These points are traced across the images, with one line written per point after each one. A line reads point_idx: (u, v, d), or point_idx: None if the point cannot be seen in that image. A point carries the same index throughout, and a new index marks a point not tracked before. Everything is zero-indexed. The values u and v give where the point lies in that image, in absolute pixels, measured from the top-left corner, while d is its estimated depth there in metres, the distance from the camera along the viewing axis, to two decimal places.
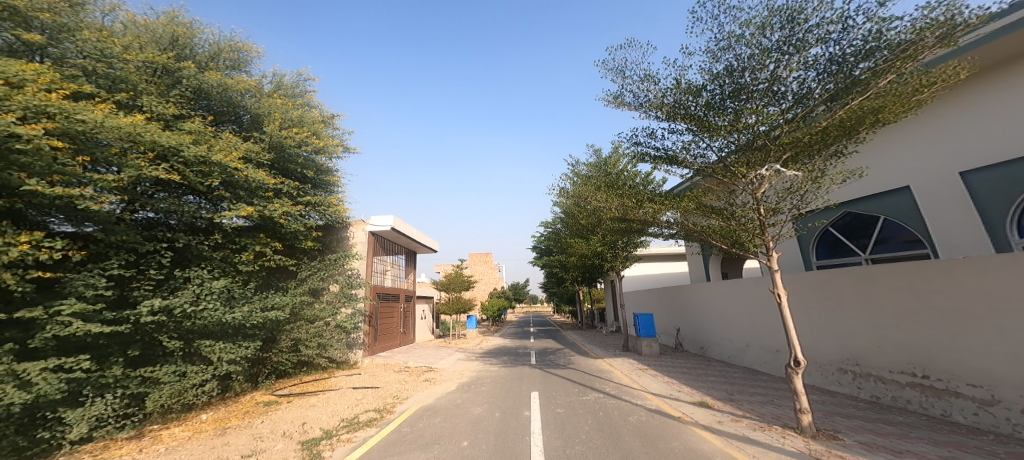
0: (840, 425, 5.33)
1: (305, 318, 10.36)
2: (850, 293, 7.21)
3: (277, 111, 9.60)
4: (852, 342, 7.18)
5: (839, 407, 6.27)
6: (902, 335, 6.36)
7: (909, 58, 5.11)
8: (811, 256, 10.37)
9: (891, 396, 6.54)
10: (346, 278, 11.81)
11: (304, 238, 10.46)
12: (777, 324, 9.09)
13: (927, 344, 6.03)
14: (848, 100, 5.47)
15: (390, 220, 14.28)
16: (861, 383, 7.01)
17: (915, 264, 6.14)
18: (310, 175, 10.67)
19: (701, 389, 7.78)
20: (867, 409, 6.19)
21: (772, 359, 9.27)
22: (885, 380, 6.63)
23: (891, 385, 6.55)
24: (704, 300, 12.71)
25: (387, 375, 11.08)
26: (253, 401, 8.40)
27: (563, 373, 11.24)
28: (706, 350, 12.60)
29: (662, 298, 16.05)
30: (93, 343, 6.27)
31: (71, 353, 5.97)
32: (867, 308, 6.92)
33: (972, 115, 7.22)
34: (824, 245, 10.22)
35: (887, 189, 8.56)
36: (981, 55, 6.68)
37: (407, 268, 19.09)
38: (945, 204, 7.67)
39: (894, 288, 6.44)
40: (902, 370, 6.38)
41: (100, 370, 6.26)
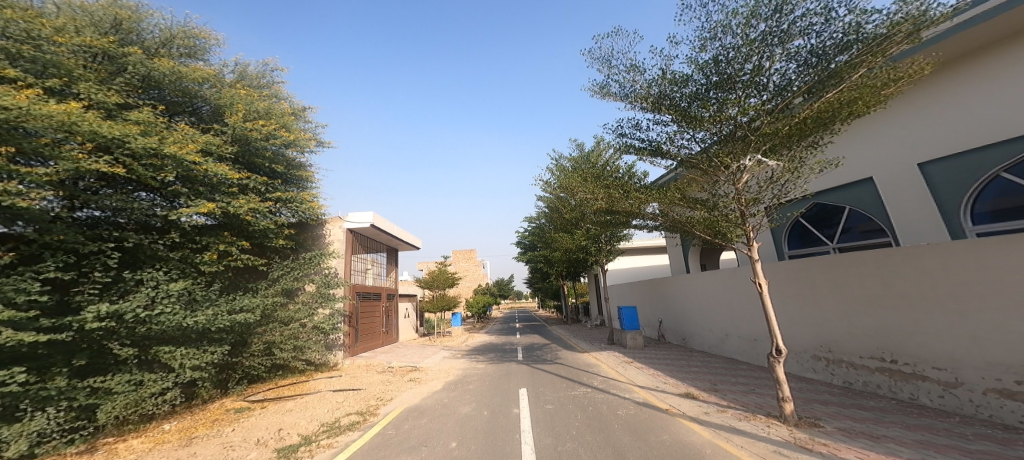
0: (819, 412, 5.35)
1: (279, 321, 10.01)
2: (821, 282, 7.28)
3: (239, 102, 9.17)
4: (824, 329, 7.27)
5: (816, 394, 6.32)
6: (870, 321, 6.45)
7: (881, 53, 5.11)
8: (783, 247, 10.46)
9: (862, 381, 6.64)
10: (323, 277, 11.40)
11: (274, 235, 10.05)
12: (754, 313, 9.17)
13: (894, 329, 6.12)
14: (824, 94, 5.42)
15: (370, 217, 13.95)
16: (834, 369, 7.10)
17: (881, 252, 6.21)
18: (280, 171, 10.24)
19: (686, 381, 7.74)
20: (842, 395, 6.26)
21: (750, 348, 9.36)
22: (856, 366, 6.72)
23: (862, 370, 6.65)
24: (684, 291, 12.80)
25: (369, 376, 10.78)
26: (223, 409, 8.01)
27: (550, 368, 11.12)
28: (688, 341, 12.70)
29: (645, 290, 16.15)
30: (31, 353, 5.91)
31: (4, 366, 5.63)
32: (837, 296, 6.99)
33: (930, 109, 7.34)
34: (794, 235, 10.30)
35: (855, 181, 8.64)
36: (940, 51, 6.75)
37: (389, 266, 18.72)
38: (906, 195, 7.80)
39: (863, 275, 6.51)
40: (872, 356, 6.47)
41: (41, 382, 5.93)
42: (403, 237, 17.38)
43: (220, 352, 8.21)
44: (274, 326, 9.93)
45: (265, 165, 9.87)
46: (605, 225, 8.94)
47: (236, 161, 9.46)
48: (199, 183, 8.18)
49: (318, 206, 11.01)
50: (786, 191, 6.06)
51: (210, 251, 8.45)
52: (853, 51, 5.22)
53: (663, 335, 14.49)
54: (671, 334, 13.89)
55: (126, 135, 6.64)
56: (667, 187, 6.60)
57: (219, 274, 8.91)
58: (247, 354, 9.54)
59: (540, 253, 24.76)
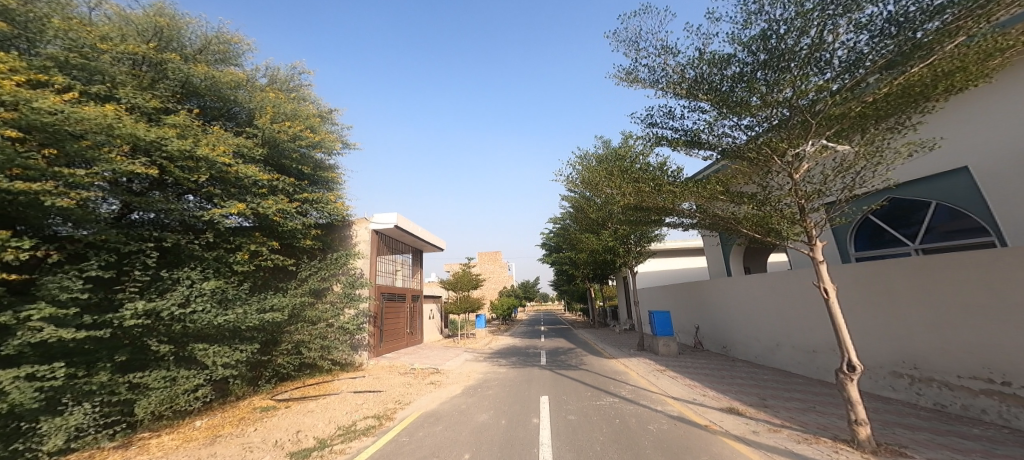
0: (905, 439, 4.63)
1: (307, 320, 9.92)
2: (904, 289, 6.38)
3: (269, 105, 9.16)
4: (908, 343, 6.34)
5: (901, 418, 5.54)
6: (972, 335, 5.51)
7: (985, 17, 4.30)
8: (849, 247, 9.39)
9: (961, 405, 5.66)
10: (348, 278, 11.31)
11: (303, 236, 10.02)
12: (812, 321, 8.31)
13: (1006, 345, 5.17)
14: (907, 68, 4.71)
15: (394, 217, 13.76)
16: (922, 389, 6.17)
17: (987, 254, 5.32)
18: (307, 172, 10.20)
19: (729, 393, 7.13)
20: (933, 419, 5.44)
21: (808, 361, 8.47)
22: (952, 386, 5.77)
23: (959, 392, 5.68)
24: (726, 296, 11.95)
25: (392, 378, 10.57)
26: (251, 407, 7.92)
27: (577, 374, 10.60)
28: (729, 349, 11.85)
29: (680, 295, 15.31)
30: (78, 349, 5.87)
31: (54, 360, 5.58)
32: (926, 305, 6.08)
33: None
34: (862, 234, 9.28)
35: (943, 171, 7.43)
36: None
37: (415, 268, 18.66)
38: (1012, 186, 6.51)
39: (961, 282, 5.61)
40: (975, 376, 5.51)
41: (87, 376, 5.87)
42: (428, 237, 17.20)
43: (252, 350, 8.08)
44: (301, 325, 9.82)
45: (292, 168, 9.85)
46: (635, 224, 8.39)
47: (265, 162, 9.46)
48: (231, 183, 8.13)
49: (344, 207, 10.94)
50: (859, 183, 5.31)
51: (242, 251, 8.40)
52: (947, 16, 4.45)
53: (700, 342, 13.67)
54: (710, 342, 13.04)
55: (162, 138, 6.57)
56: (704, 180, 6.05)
57: (251, 276, 8.82)
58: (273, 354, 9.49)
59: (567, 255, 24.14)
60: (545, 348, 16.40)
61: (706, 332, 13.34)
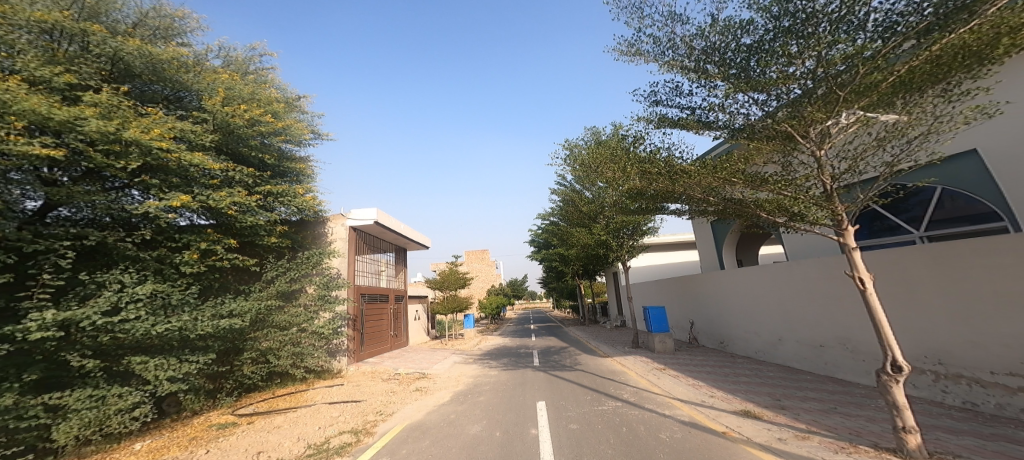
0: (952, 445, 4.11)
1: (276, 325, 9.10)
2: (926, 278, 5.90)
3: (221, 87, 8.31)
4: (932, 337, 5.90)
5: (932, 418, 5.05)
6: (1007, 328, 5.07)
7: None
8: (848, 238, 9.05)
9: (994, 403, 5.24)
10: (321, 278, 10.47)
11: (267, 233, 9.15)
12: (817, 314, 7.87)
13: None
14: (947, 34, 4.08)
15: (373, 213, 12.92)
16: (948, 386, 5.74)
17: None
18: (270, 162, 9.30)
19: (739, 394, 6.67)
20: (971, 421, 4.95)
21: (813, 356, 8.02)
22: (985, 383, 5.34)
23: (993, 390, 5.26)
24: (721, 289, 11.53)
25: (373, 385, 9.77)
26: (205, 426, 7.03)
27: (571, 376, 10.01)
28: (727, 345, 11.42)
29: (673, 289, 14.87)
30: None
31: None
32: (952, 296, 5.62)
33: None
34: (861, 224, 8.93)
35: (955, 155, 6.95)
36: None
37: (398, 266, 17.81)
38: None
39: (995, 269, 5.14)
40: (1012, 372, 5.07)
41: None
42: (410, 234, 16.37)
43: (204, 359, 7.27)
44: (268, 331, 8.96)
45: (252, 159, 8.98)
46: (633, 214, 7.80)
47: (220, 151, 8.52)
48: (174, 174, 7.29)
49: (314, 201, 10.12)
50: (895, 159, 4.79)
51: (191, 251, 7.56)
52: None
53: (694, 338, 13.26)
54: (706, 337, 12.62)
55: (78, 117, 5.79)
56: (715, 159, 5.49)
57: (205, 278, 7.98)
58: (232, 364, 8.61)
59: (555, 251, 23.58)
60: (535, 348, 15.76)
61: (701, 327, 12.93)
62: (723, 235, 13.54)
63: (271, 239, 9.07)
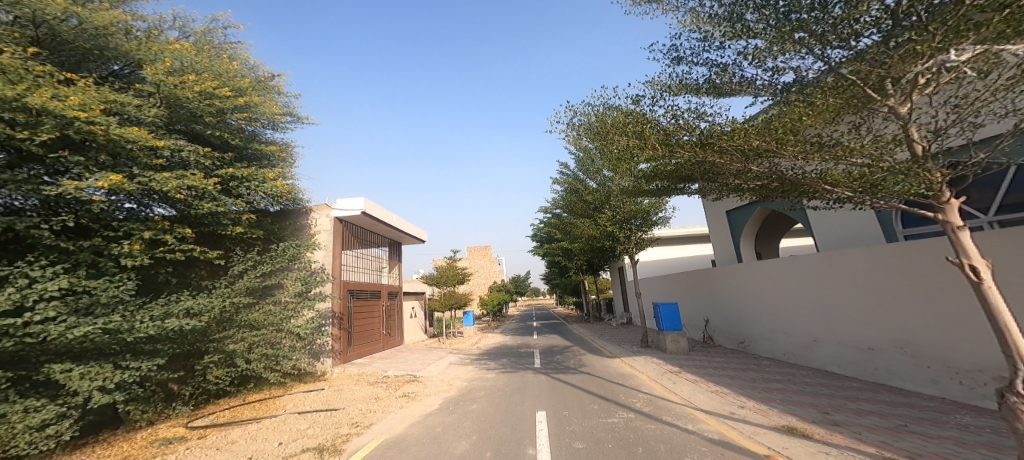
0: None
1: (245, 325, 8.16)
2: None
3: (167, 56, 7.29)
4: None
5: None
6: None
7: None
8: (895, 225, 7.71)
9: None
10: (298, 273, 9.51)
11: (230, 222, 8.16)
12: (866, 313, 6.91)
13: None
14: None
15: (361, 203, 11.93)
16: None
17: None
18: (235, 143, 8.28)
19: (774, 405, 5.87)
20: None
21: (861, 361, 7.08)
22: None
23: None
24: (743, 284, 10.55)
25: (355, 390, 8.83)
26: (145, 441, 5.99)
27: (575, 379, 9.10)
28: (748, 345, 10.45)
29: (685, 284, 13.92)
30: None
31: None
32: None
33: None
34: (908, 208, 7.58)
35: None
36: None
37: (393, 261, 16.93)
38: None
39: None
40: None
41: None
42: (403, 226, 15.39)
43: (145, 366, 6.16)
44: (235, 330, 7.98)
45: (216, 140, 8.02)
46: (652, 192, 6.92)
47: (176, 129, 7.56)
48: (101, 148, 6.16)
49: (288, 187, 9.16)
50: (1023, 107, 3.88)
51: (131, 241, 6.46)
52: None
53: (709, 337, 12.30)
54: (722, 336, 11.67)
55: None
56: (759, 120, 5.07)
57: (148, 270, 6.92)
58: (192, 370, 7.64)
59: (559, 245, 22.56)
60: (537, 347, 14.79)
61: (717, 325, 11.97)
62: (741, 225, 12.54)
63: (235, 229, 8.11)
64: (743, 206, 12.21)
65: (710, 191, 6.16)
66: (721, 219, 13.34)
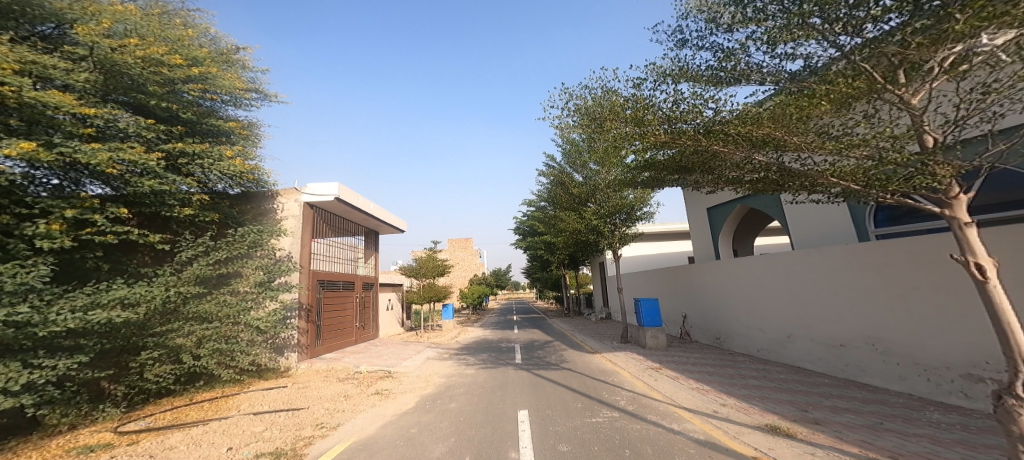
0: None
1: (193, 318, 7.51)
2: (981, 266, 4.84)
3: (107, 17, 6.49)
4: (984, 337, 4.83)
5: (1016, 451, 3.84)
6: None
7: None
8: (867, 224, 7.59)
9: None
10: (258, 261, 8.86)
11: (179, 204, 7.55)
12: (839, 310, 6.78)
13: None
14: None
15: (334, 188, 11.32)
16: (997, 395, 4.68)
17: None
18: (187, 117, 7.55)
19: (756, 403, 5.52)
20: None
21: (831, 357, 6.97)
22: None
23: None
24: (721, 280, 10.42)
25: (322, 387, 8.26)
26: (61, 449, 5.12)
27: (557, 376, 8.77)
28: (724, 341, 10.35)
29: (664, 279, 13.85)
30: None
31: None
32: None
33: None
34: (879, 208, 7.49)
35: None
36: None
37: (369, 251, 16.29)
38: None
39: None
40: None
41: None
42: (381, 215, 14.74)
43: (63, 364, 5.51)
44: (183, 323, 7.32)
45: (163, 113, 7.25)
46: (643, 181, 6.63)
47: (116, 99, 6.77)
48: (12, 113, 5.45)
49: (247, 168, 8.50)
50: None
51: (49, 221, 5.80)
52: None
53: (686, 332, 12.23)
54: (699, 332, 11.58)
55: None
56: (758, 108, 4.79)
57: (73, 255, 6.25)
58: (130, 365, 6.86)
59: (542, 238, 22.27)
60: (517, 342, 14.45)
61: (694, 321, 11.88)
62: (720, 222, 12.44)
63: (184, 211, 7.48)
64: (723, 203, 12.12)
65: (703, 183, 5.87)
66: (701, 216, 13.25)
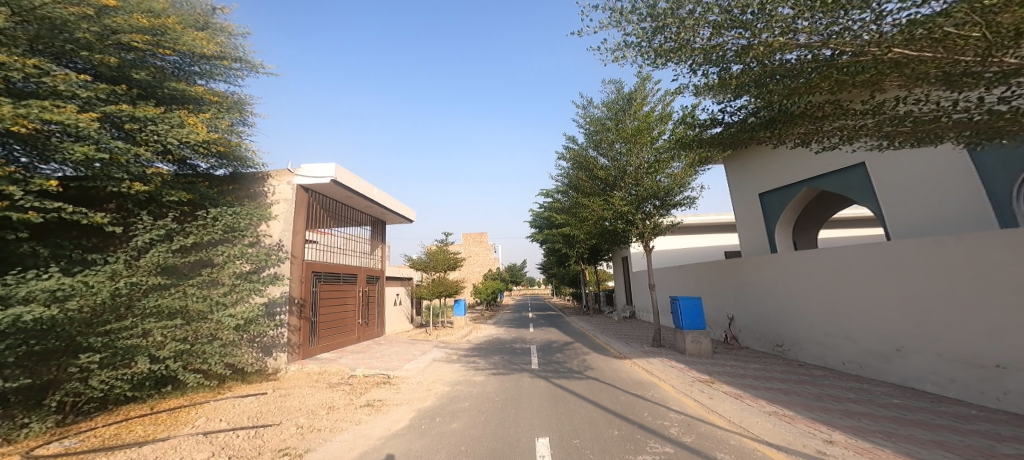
0: None
1: (153, 313, 6.38)
2: None
3: None
4: None
5: None
6: None
7: None
8: (1014, 204, 6.03)
9: None
10: (231, 247, 7.68)
11: (132, 179, 6.38)
12: (977, 314, 5.11)
13: None
14: None
15: (331, 169, 10.06)
16: None
17: None
18: (139, 78, 6.51)
19: (879, 442, 3.94)
20: None
21: (973, 382, 5.17)
22: None
23: None
24: (788, 277, 8.67)
25: (307, 396, 7.06)
26: None
27: (582, 387, 7.40)
28: (791, 350, 8.59)
29: (707, 276, 12.11)
30: None
31: None
32: None
33: None
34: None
35: None
36: None
37: (376, 242, 15.16)
38: None
39: None
40: None
41: None
42: (387, 202, 13.57)
43: None
44: (137, 321, 6.13)
45: (109, 72, 6.17)
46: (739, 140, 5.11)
47: (51, 57, 5.70)
48: None
49: (216, 138, 7.34)
50: None
51: None
52: None
53: (734, 337, 10.68)
54: (755, 338, 9.86)
55: None
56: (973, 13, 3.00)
57: None
58: (68, 371, 5.58)
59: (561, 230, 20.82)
60: (533, 343, 13.06)
61: (746, 322, 10.25)
62: (776, 209, 10.83)
63: (134, 187, 6.25)
64: (783, 188, 10.49)
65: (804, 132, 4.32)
66: (751, 203, 11.62)
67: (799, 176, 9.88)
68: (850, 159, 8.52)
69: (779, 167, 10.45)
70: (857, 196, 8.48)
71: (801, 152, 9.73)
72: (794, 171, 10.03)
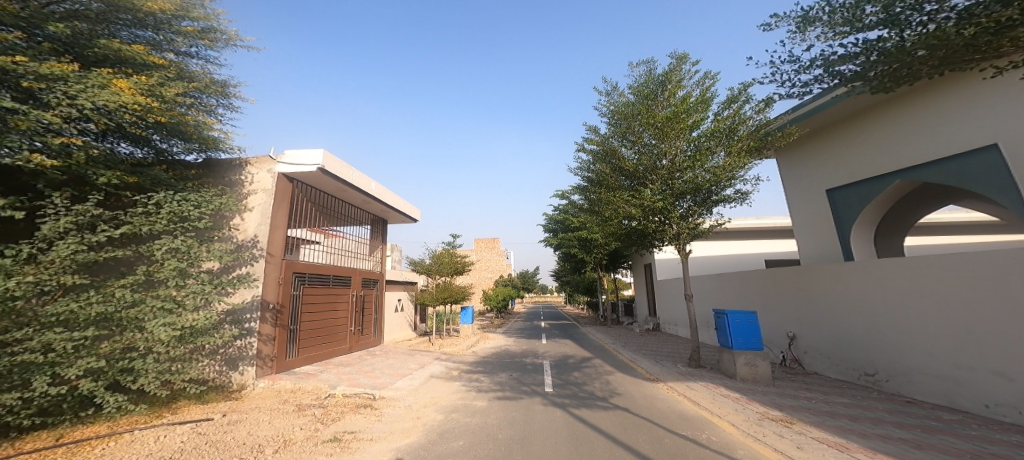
0: None
1: (64, 320, 4.95)
2: None
3: None
4: None
5: None
6: None
7: None
8: None
9: None
10: (175, 240, 6.17)
11: (34, 151, 5.08)
12: None
13: None
14: None
15: (319, 156, 8.67)
16: None
17: None
18: (60, 32, 5.41)
19: None
20: None
21: None
22: None
23: None
24: (884, 290, 6.92)
25: (266, 422, 5.63)
26: None
27: (613, 421, 5.79)
28: (894, 382, 6.75)
29: (763, 286, 10.30)
30: None
31: None
32: None
33: None
34: None
35: None
36: None
37: (376, 243, 13.81)
38: None
39: None
40: None
41: None
42: (386, 197, 12.19)
43: None
44: (32, 331, 4.70)
45: (14, 21, 5.08)
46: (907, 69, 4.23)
47: None
48: None
49: (160, 111, 6.06)
50: None
51: None
52: None
53: (797, 359, 8.92)
54: (835, 363, 8.01)
55: None
56: None
57: None
58: None
59: (577, 233, 19.21)
60: (547, 357, 11.43)
61: (816, 344, 8.47)
62: (851, 207, 9.46)
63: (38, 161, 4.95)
64: (863, 181, 9.08)
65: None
66: (816, 200, 10.30)
67: (886, 166, 8.46)
68: (968, 141, 7.02)
69: (860, 158, 9.00)
70: (976, 187, 7.00)
71: (887, 138, 8.34)
72: (877, 161, 8.61)
